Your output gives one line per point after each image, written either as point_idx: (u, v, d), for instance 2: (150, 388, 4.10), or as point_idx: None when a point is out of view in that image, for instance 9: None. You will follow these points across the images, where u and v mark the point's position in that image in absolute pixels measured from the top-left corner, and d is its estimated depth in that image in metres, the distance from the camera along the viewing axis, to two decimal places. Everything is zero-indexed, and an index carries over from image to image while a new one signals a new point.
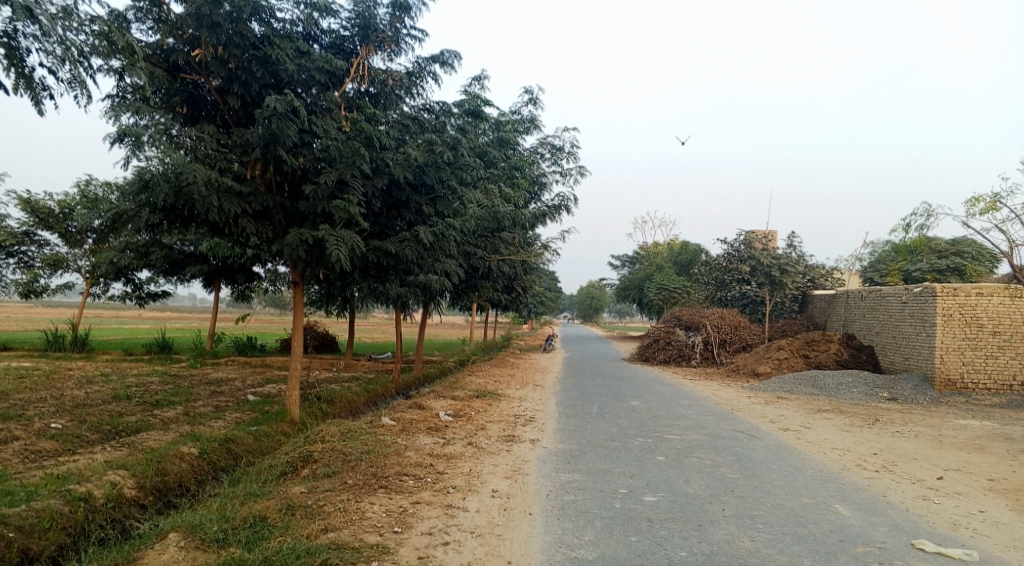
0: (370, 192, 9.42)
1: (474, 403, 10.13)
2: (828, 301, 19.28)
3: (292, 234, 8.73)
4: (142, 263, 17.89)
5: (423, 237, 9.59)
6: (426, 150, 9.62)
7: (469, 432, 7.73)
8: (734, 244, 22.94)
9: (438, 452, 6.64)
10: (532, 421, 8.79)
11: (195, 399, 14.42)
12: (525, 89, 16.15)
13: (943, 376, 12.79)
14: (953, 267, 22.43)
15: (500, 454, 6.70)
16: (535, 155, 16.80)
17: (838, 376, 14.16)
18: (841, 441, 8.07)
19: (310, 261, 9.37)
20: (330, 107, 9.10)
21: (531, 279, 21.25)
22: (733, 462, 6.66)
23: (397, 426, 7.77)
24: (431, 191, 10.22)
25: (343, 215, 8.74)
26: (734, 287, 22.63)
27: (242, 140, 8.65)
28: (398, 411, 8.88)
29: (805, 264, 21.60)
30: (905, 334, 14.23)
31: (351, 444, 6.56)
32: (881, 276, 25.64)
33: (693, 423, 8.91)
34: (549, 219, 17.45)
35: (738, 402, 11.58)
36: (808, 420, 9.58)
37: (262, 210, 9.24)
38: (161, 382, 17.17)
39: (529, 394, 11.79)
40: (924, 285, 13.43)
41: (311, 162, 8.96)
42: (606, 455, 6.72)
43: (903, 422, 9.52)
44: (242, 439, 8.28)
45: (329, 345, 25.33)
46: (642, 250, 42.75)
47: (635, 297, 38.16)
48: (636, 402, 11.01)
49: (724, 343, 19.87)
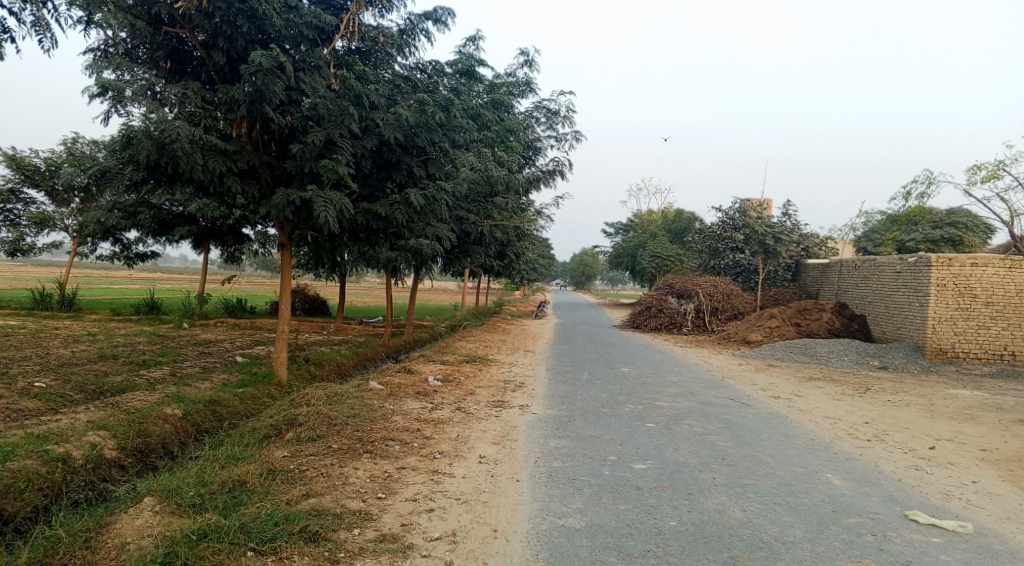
0: (360, 152, 9.13)
1: (464, 368, 10.04)
2: (821, 270, 19.22)
3: (278, 194, 8.48)
4: (131, 223, 17.56)
5: (413, 200, 9.35)
6: (417, 110, 9.31)
7: (458, 397, 7.64)
8: (729, 212, 22.78)
9: (426, 417, 6.53)
10: (522, 386, 8.71)
11: (183, 360, 14.30)
12: (521, 49, 15.72)
13: (933, 345, 12.80)
14: (948, 237, 22.38)
15: (489, 420, 6.61)
16: (530, 118, 16.45)
17: (829, 345, 14.17)
18: (832, 410, 8.04)
19: (297, 222, 9.11)
20: (318, 63, 8.74)
21: (524, 244, 21.05)
22: (725, 430, 6.59)
23: (384, 390, 7.66)
24: (422, 152, 9.93)
25: (331, 176, 8.46)
26: (727, 255, 22.37)
27: (228, 97, 8.26)
28: (386, 375, 8.78)
29: (800, 233, 21.48)
30: (897, 304, 14.20)
31: (337, 408, 6.44)
32: (875, 246, 25.58)
33: (684, 391, 8.86)
34: (543, 185, 17.18)
35: (729, 370, 11.55)
36: (799, 388, 9.54)
37: (248, 170, 8.91)
38: (148, 343, 17.02)
39: (519, 360, 11.72)
40: (919, 255, 13.35)
41: (299, 120, 8.62)
42: (596, 422, 6.64)
43: (894, 392, 9.50)
44: (227, 401, 8.16)
45: (319, 309, 25.19)
46: (636, 217, 42.51)
47: (627, 264, 38.08)
48: (627, 369, 10.95)
49: (715, 310, 19.85)
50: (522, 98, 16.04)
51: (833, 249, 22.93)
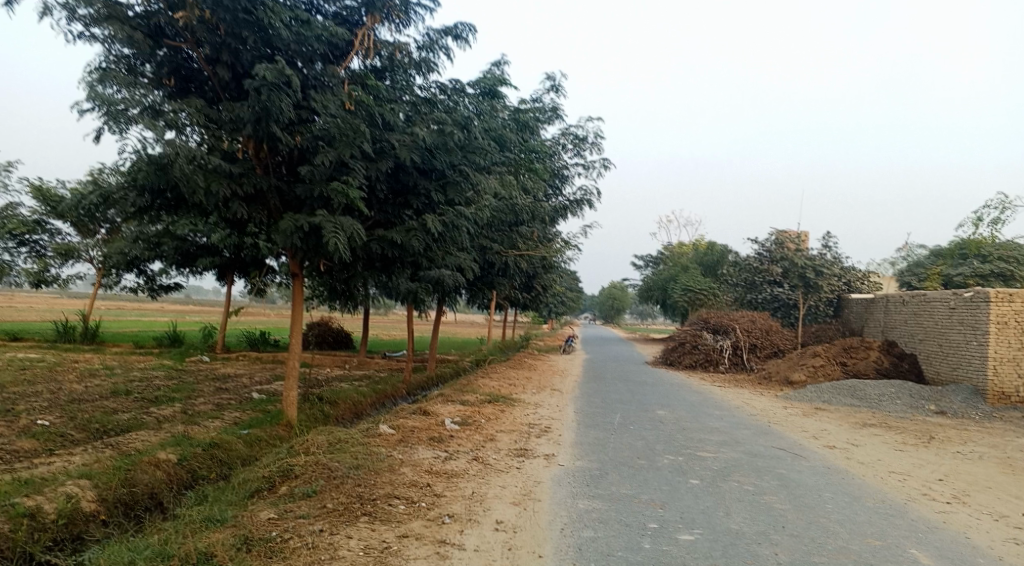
0: (374, 175, 8.62)
1: (485, 409, 9.29)
2: (865, 305, 18.11)
3: (286, 219, 7.95)
4: (155, 255, 17.43)
5: (430, 226, 8.74)
6: (435, 131, 8.78)
7: (475, 444, 6.89)
8: (765, 244, 21.96)
9: (438, 469, 5.80)
10: (547, 432, 7.92)
11: (197, 396, 13.83)
12: (547, 75, 15.34)
13: (996, 389, 11.64)
14: (998, 271, 21.07)
15: (509, 473, 5.85)
16: (557, 145, 15.94)
17: (880, 386, 13.07)
18: (898, 461, 7.08)
19: (308, 249, 8.59)
20: (332, 81, 8.34)
21: (551, 278, 20.37)
22: (780, 488, 5.72)
23: (394, 435, 6.96)
24: (442, 177, 9.41)
25: (342, 199, 7.93)
26: (765, 289, 21.66)
27: (233, 115, 7.87)
28: (399, 418, 8.08)
29: (841, 267, 20.36)
30: (952, 342, 13.09)
31: (337, 457, 5.80)
32: (920, 280, 24.19)
33: (727, 439, 7.95)
34: (570, 214, 16.57)
35: (772, 413, 10.59)
36: (855, 436, 8.55)
37: (254, 192, 8.49)
38: (166, 377, 16.63)
39: (545, 400, 10.92)
40: (976, 289, 12.31)
41: (309, 141, 8.20)
42: (633, 477, 5.83)
43: (962, 441, 8.45)
44: (228, 445, 7.56)
45: (343, 342, 24.71)
46: (666, 251, 41.55)
47: (658, 298, 37.03)
48: (663, 411, 10.06)
49: (753, 347, 18.79)
50: (548, 125, 15.59)
51: (878, 283, 21.70)
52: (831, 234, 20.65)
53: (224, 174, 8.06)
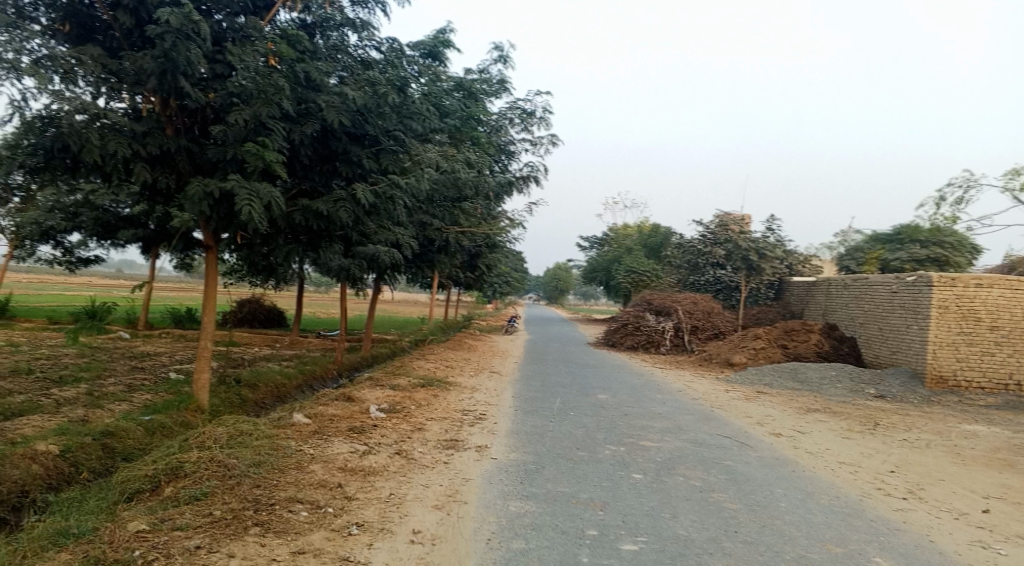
0: (298, 139, 7.73)
1: (417, 394, 8.62)
2: (807, 288, 18.21)
3: (193, 183, 6.99)
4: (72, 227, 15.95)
5: (361, 197, 7.90)
6: (368, 91, 7.96)
7: (400, 436, 6.23)
8: (710, 225, 21.92)
9: (355, 465, 5.13)
10: (483, 420, 7.33)
11: (107, 375, 12.63)
12: (495, 44, 14.61)
13: (933, 373, 11.72)
14: (932, 257, 21.81)
15: (435, 469, 5.22)
16: (504, 118, 15.24)
17: (821, 369, 13.05)
18: (845, 450, 6.82)
19: (220, 219, 7.65)
20: (251, 32, 7.44)
21: (495, 257, 19.75)
22: (730, 483, 5.30)
23: (312, 425, 6.23)
24: (375, 143, 8.58)
25: (257, 161, 7.02)
26: (708, 272, 21.67)
27: (134, 67, 6.79)
28: (320, 404, 7.34)
29: (784, 250, 20.44)
30: (893, 326, 13.15)
31: (234, 453, 5.07)
32: (858, 265, 24.71)
33: (673, 427, 7.54)
34: (516, 191, 15.93)
35: (716, 397, 10.31)
36: (801, 423, 8.30)
37: (160, 155, 7.48)
38: (75, 355, 15.24)
39: (484, 384, 10.34)
40: (918, 274, 12.33)
41: (222, 98, 7.24)
42: (571, 472, 5.29)
43: (906, 427, 8.31)
44: (123, 432, 6.66)
45: (276, 320, 23.51)
46: (611, 232, 41.45)
47: (602, 279, 36.92)
48: (605, 396, 9.60)
49: (695, 329, 18.71)
50: (495, 96, 14.87)
51: (819, 267, 21.93)
52: (775, 217, 20.68)
53: (124, 133, 7.00)
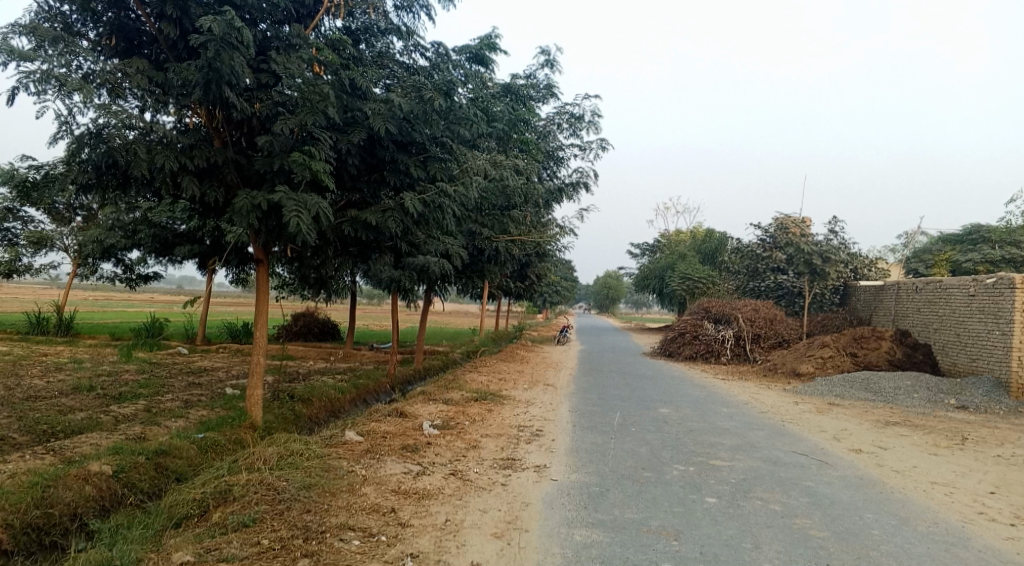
0: (346, 149, 7.64)
1: (470, 408, 8.36)
2: (875, 292, 17.22)
3: (241, 196, 6.96)
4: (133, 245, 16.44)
5: (409, 206, 7.74)
6: (414, 97, 7.81)
7: (455, 454, 5.97)
8: (768, 229, 21.11)
9: (408, 488, 4.89)
10: (539, 436, 7.01)
11: (166, 391, 12.84)
12: (541, 49, 14.38)
13: (1020, 382, 10.77)
14: (1007, 257, 20.36)
15: (492, 491, 4.93)
16: (552, 124, 14.96)
17: (895, 379, 12.20)
18: (936, 468, 6.21)
19: (270, 232, 7.61)
20: (296, 40, 7.42)
21: (546, 266, 19.47)
22: (813, 507, 4.82)
23: (363, 443, 6.03)
24: (423, 151, 8.43)
25: (304, 172, 6.94)
26: (768, 278, 20.87)
27: (180, 78, 6.82)
28: (371, 421, 7.16)
29: (848, 253, 19.43)
30: (972, 331, 12.22)
31: (285, 475, 4.97)
32: (926, 267, 23.32)
33: (742, 443, 7.04)
34: (566, 198, 15.62)
35: (784, 410, 9.70)
36: (881, 438, 7.66)
37: (208, 168, 7.50)
38: (137, 371, 15.61)
39: (538, 397, 10.00)
40: (999, 275, 11.43)
41: (268, 108, 7.24)
42: (639, 496, 4.90)
43: (999, 441, 7.57)
44: (177, 451, 6.61)
45: (329, 333, 23.74)
46: (663, 239, 40.56)
47: (655, 287, 36.09)
48: (666, 409, 9.14)
49: (756, 337, 17.92)
50: (542, 102, 14.62)
51: (887, 269, 20.78)
52: (837, 219, 19.73)
53: (172, 147, 7.05)
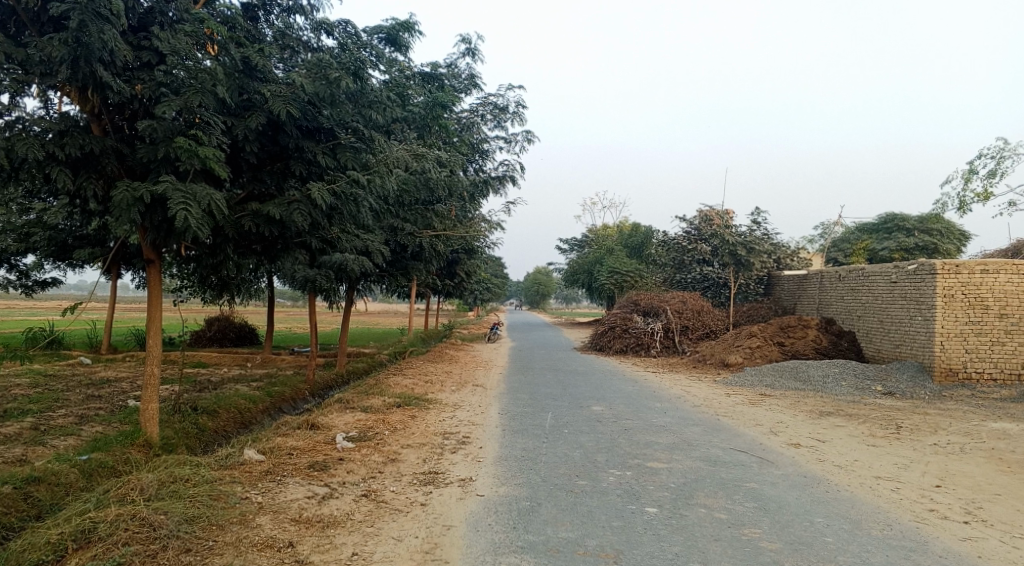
0: (243, 135, 6.82)
1: (393, 416, 7.72)
2: (798, 281, 17.61)
3: (118, 188, 6.01)
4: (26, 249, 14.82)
5: (317, 196, 6.99)
6: (317, 77, 7.08)
7: (370, 471, 5.32)
8: (694, 221, 21.38)
9: (311, 515, 4.24)
10: (466, 444, 6.46)
11: (55, 406, 11.47)
12: (462, 36, 13.83)
13: (942, 366, 11.07)
14: (920, 244, 21.94)
15: (409, 513, 4.35)
16: (476, 114, 14.42)
17: (823, 366, 12.35)
18: (875, 460, 6.06)
19: (157, 229, 6.66)
20: (183, 14, 6.54)
21: (475, 263, 18.96)
22: (760, 513, 4.50)
23: (267, 464, 5.31)
24: (331, 138, 7.70)
25: (192, 160, 6.09)
26: (695, 269, 21.09)
27: (42, 53, 5.75)
28: (280, 435, 6.41)
29: (772, 244, 19.83)
30: (894, 317, 12.52)
31: (165, 507, 4.09)
32: (845, 257, 24.32)
33: (680, 442, 6.72)
34: (492, 192, 15.13)
35: (719, 403, 9.52)
36: (818, 430, 7.52)
37: (85, 158, 6.36)
38: (25, 385, 14.01)
39: (467, 399, 9.45)
40: (920, 261, 11.72)
41: (151, 88, 6.32)
42: (574, 510, 4.43)
43: (932, 429, 7.58)
44: (51, 476, 5.66)
45: (248, 338, 22.37)
46: (591, 233, 40.81)
47: (584, 281, 36.16)
48: (599, 408, 8.76)
49: (685, 329, 18.01)
50: (465, 92, 14.06)
51: (808, 259, 21.37)
52: (760, 211, 20.12)
53: (35, 134, 5.98)
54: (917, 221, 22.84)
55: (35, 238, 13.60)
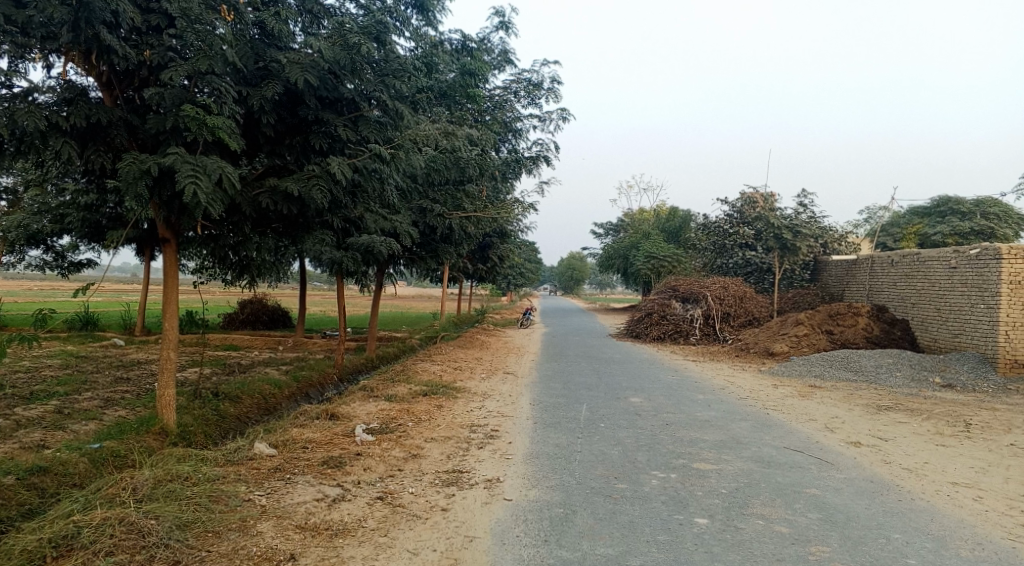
0: (259, 105, 6.39)
1: (417, 406, 7.30)
2: (847, 267, 16.67)
3: (125, 161, 5.65)
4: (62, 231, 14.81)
5: (336, 171, 6.54)
6: (338, 44, 6.60)
7: (387, 468, 4.90)
8: (735, 204, 20.50)
9: (317, 521, 3.84)
10: (493, 438, 5.98)
11: (85, 388, 11.39)
12: (496, 9, 13.23)
13: (1009, 358, 10.19)
14: (977, 229, 20.76)
15: (427, 520, 3.90)
16: (509, 92, 13.83)
17: (876, 356, 11.55)
18: (949, 464, 5.39)
19: (169, 205, 6.29)
20: None
21: (508, 247, 18.46)
22: (829, 527, 3.90)
23: (279, 461, 4.94)
24: (353, 110, 7.20)
25: (201, 130, 5.68)
26: (736, 254, 20.18)
27: (43, 15, 5.37)
28: (298, 426, 6.05)
29: (819, 227, 18.84)
30: (953, 305, 11.63)
31: (156, 513, 3.78)
32: (896, 242, 23.17)
33: (727, 438, 6.14)
34: (525, 173, 14.57)
35: (765, 396, 8.87)
36: (877, 427, 6.85)
37: (92, 129, 6.03)
38: (59, 366, 14.03)
39: (497, 388, 8.99)
40: (984, 245, 10.81)
41: (159, 55, 5.88)
42: (613, 520, 3.92)
43: (1007, 427, 6.83)
44: (59, 467, 5.37)
45: (280, 321, 22.30)
46: (627, 218, 39.89)
47: (619, 266, 35.37)
48: (637, 399, 8.21)
49: (726, 316, 17.25)
50: (498, 68, 13.46)
51: (857, 243, 20.31)
52: (807, 193, 19.13)
53: (37, 103, 5.64)
54: (973, 205, 21.69)
55: (70, 220, 13.54)
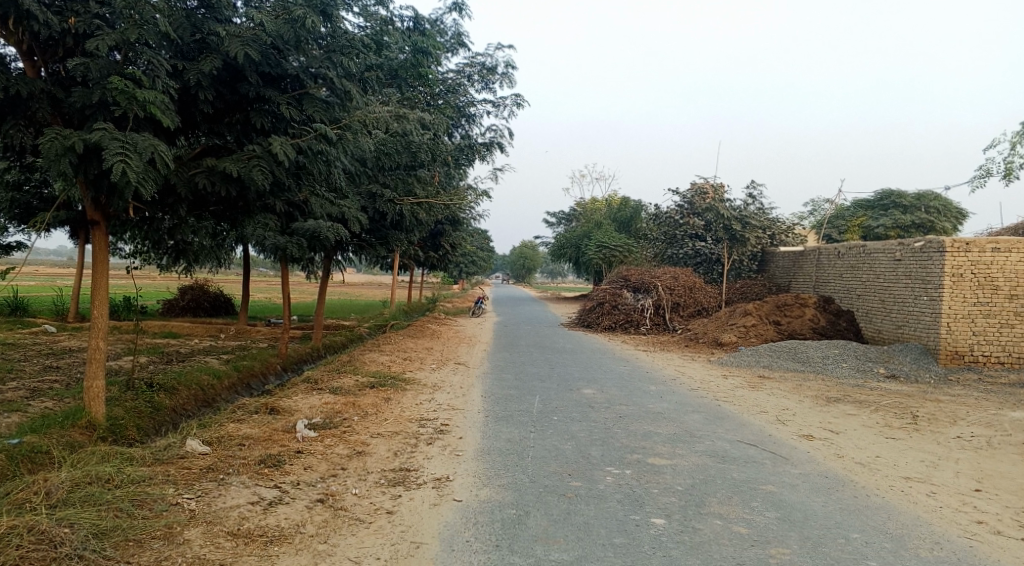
0: (195, 80, 5.94)
1: (364, 398, 7.00)
2: (795, 258, 17.02)
3: (45, 136, 5.15)
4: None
5: (279, 152, 6.14)
6: (281, 17, 6.18)
7: (330, 467, 4.60)
8: (686, 195, 20.68)
9: (251, 527, 3.53)
10: (444, 433, 5.75)
11: (7, 377, 10.63)
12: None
13: (948, 349, 10.52)
14: (914, 221, 21.58)
15: (372, 525, 3.64)
16: (462, 75, 13.48)
17: (822, 347, 11.79)
18: (900, 457, 5.43)
19: (97, 186, 5.80)
20: None
21: (460, 234, 18.16)
22: (788, 527, 3.82)
23: (212, 460, 4.59)
24: (298, 88, 6.79)
25: (130, 104, 5.21)
26: (687, 244, 20.39)
27: None
28: (236, 421, 5.69)
29: (767, 219, 19.18)
30: (897, 297, 11.94)
31: (70, 520, 3.41)
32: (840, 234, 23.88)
33: (682, 432, 6.07)
34: (478, 159, 14.28)
35: (717, 386, 8.90)
36: (828, 419, 6.91)
37: (8, 102, 5.49)
38: None
39: (448, 379, 8.73)
40: (927, 239, 11.11)
41: (86, 23, 5.38)
42: (568, 522, 3.74)
43: (950, 419, 6.99)
44: None
45: (223, 308, 21.43)
46: (579, 207, 39.98)
47: (571, 255, 35.46)
48: (590, 391, 8.09)
49: (677, 306, 17.46)
50: (451, 51, 13.10)
51: (803, 235, 20.79)
52: (756, 185, 19.44)
53: None
54: (912, 199, 22.52)
55: None
